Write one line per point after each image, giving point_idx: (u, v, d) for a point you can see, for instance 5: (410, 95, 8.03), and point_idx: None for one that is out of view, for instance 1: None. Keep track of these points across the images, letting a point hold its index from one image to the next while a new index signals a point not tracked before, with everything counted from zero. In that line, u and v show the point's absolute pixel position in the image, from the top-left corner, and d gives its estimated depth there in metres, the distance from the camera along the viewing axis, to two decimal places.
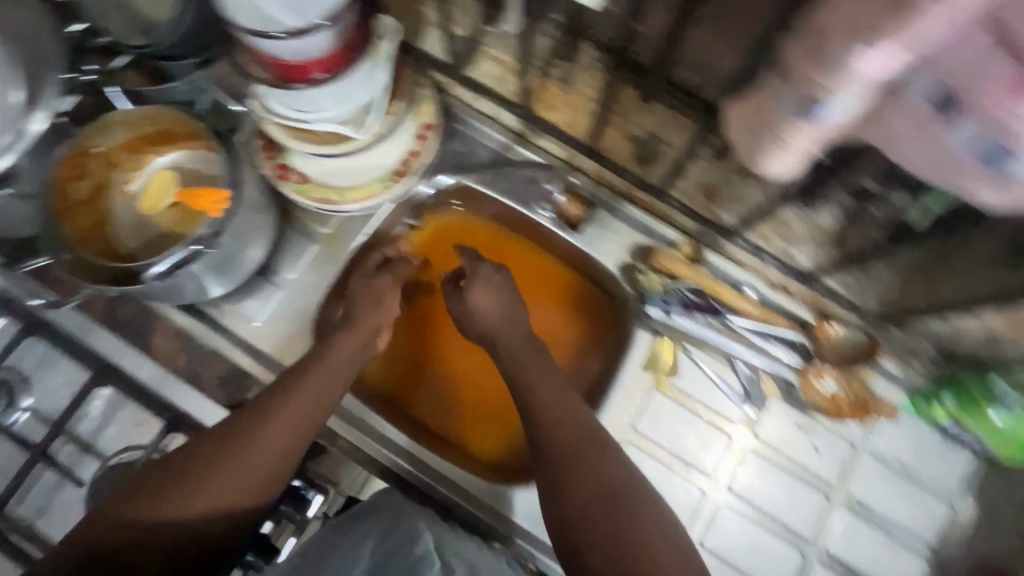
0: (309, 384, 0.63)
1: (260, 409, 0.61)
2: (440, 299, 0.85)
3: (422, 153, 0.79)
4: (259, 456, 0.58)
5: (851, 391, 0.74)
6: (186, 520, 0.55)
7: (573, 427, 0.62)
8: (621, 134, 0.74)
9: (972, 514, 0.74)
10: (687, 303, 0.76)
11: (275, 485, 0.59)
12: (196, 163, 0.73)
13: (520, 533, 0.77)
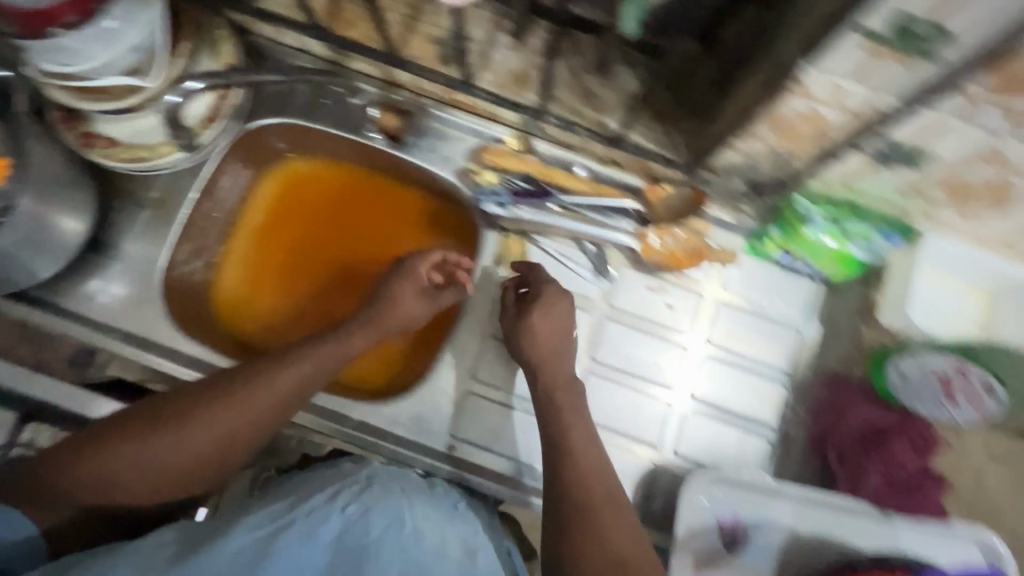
0: (325, 360, 0.67)
1: (273, 372, 0.64)
2: (301, 241, 0.88)
3: (230, 96, 0.76)
4: (242, 423, 0.63)
5: (686, 242, 0.77)
6: (163, 462, 0.61)
7: (609, 487, 0.63)
8: (426, 39, 0.74)
9: (816, 332, 0.78)
10: (516, 193, 0.78)
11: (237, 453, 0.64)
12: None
13: (403, 444, 0.75)
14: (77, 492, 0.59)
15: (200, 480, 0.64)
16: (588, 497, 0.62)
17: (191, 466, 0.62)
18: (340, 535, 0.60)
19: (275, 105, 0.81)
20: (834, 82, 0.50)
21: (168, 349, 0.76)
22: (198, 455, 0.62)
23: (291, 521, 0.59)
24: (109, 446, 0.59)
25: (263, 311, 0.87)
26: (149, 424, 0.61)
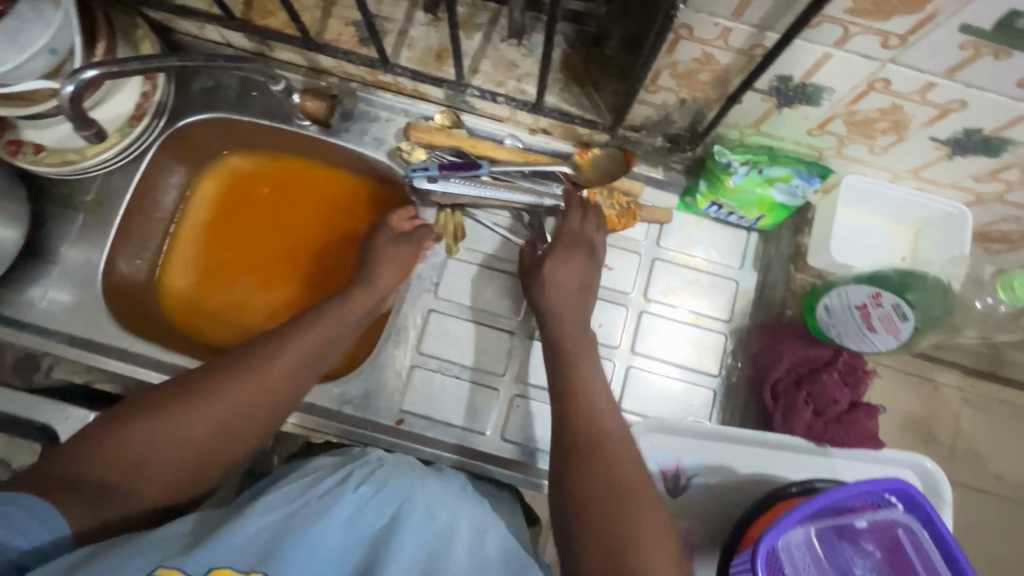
0: (334, 327, 0.65)
1: (287, 338, 0.61)
2: (244, 234, 0.88)
3: (154, 94, 0.75)
4: (265, 393, 0.58)
5: (616, 203, 0.78)
6: (179, 446, 0.53)
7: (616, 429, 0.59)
8: (343, 22, 0.76)
9: (755, 281, 0.79)
10: (444, 165, 0.77)
11: (258, 433, 0.58)
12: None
13: (356, 423, 0.76)
14: (80, 493, 0.49)
15: (214, 468, 0.56)
16: (608, 444, 0.57)
17: (209, 450, 0.55)
18: (359, 518, 0.52)
19: (204, 100, 0.82)
20: (718, 24, 0.51)
21: (112, 348, 0.76)
22: (215, 435, 0.55)
23: (304, 506, 0.51)
24: (124, 432, 0.52)
25: (209, 307, 0.86)
26: (159, 400, 0.54)
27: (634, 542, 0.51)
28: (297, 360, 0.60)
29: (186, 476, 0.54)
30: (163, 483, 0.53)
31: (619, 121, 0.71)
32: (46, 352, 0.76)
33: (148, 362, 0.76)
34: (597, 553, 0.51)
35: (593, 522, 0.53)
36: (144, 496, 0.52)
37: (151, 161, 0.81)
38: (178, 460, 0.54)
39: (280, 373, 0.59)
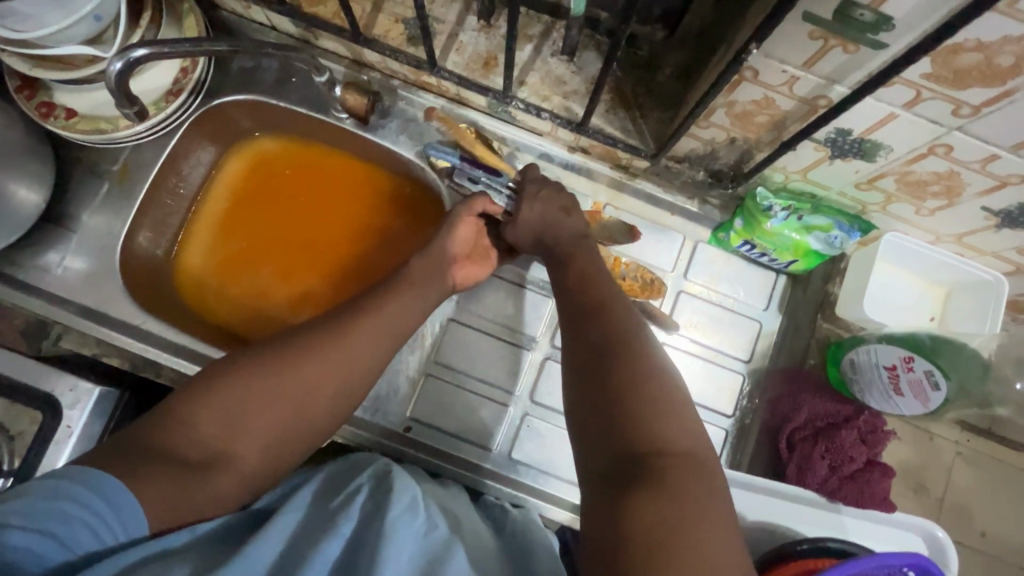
0: (410, 297, 0.62)
1: (359, 314, 0.59)
2: (279, 203, 0.86)
3: (193, 70, 0.73)
4: (345, 366, 0.56)
5: (640, 275, 0.77)
6: (265, 420, 0.51)
7: (608, 322, 0.57)
8: (393, 18, 0.74)
9: (778, 324, 0.78)
10: (468, 159, 0.76)
11: (340, 395, 0.55)
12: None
13: (362, 426, 0.75)
14: (169, 473, 0.47)
15: (301, 441, 0.54)
16: (604, 315, 0.57)
17: (290, 427, 0.53)
18: (362, 532, 0.48)
19: (243, 82, 0.81)
20: (786, 70, 0.50)
21: (124, 323, 0.75)
22: (288, 410, 0.52)
23: (313, 522, 0.49)
24: (208, 404, 0.50)
25: (232, 296, 0.84)
26: (245, 365, 0.53)
27: (637, 394, 0.50)
28: (376, 335, 0.58)
29: (273, 450, 0.52)
30: (252, 458, 0.51)
31: (663, 152, 0.69)
32: (55, 320, 0.75)
33: (158, 340, 0.75)
34: (590, 425, 0.51)
35: (588, 384, 0.53)
36: (235, 471, 0.50)
37: (183, 138, 0.80)
38: (249, 420, 0.51)
39: (358, 349, 0.56)
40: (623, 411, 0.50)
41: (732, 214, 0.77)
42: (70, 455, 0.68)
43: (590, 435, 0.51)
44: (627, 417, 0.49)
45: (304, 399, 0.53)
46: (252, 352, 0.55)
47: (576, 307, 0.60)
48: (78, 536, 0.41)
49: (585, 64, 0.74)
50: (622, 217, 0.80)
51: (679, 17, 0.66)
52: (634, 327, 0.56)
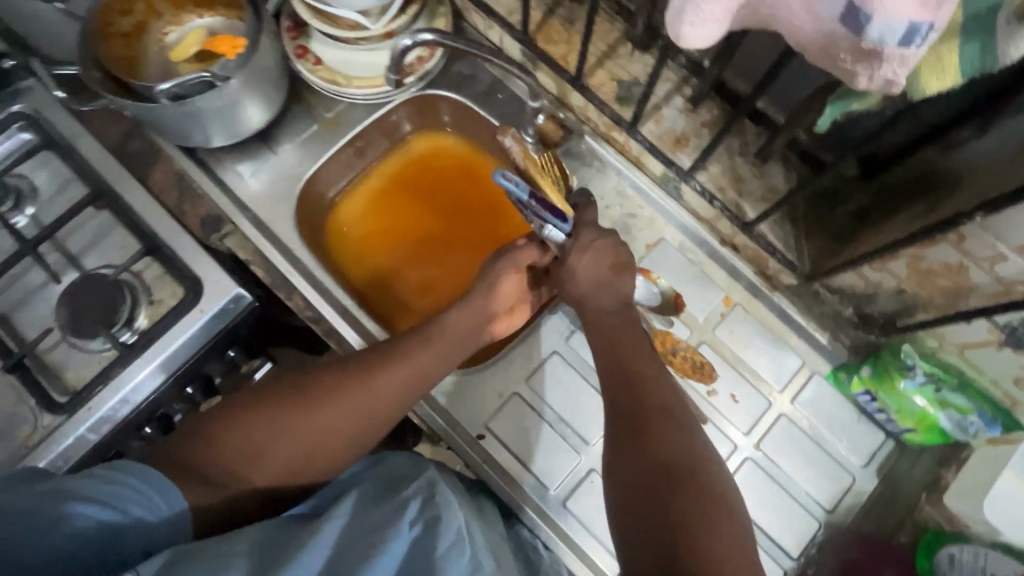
0: (438, 349, 0.66)
1: (386, 356, 0.64)
2: (427, 199, 0.93)
3: (427, 61, 0.84)
4: (364, 410, 0.62)
5: (689, 355, 0.80)
6: (277, 449, 0.59)
7: (675, 437, 0.58)
8: (610, 75, 0.81)
9: (873, 487, 0.76)
10: (535, 197, 0.64)
11: (349, 432, 0.61)
12: (224, 28, 0.81)
13: (443, 415, 0.79)
14: (195, 481, 0.55)
15: (313, 473, 0.61)
16: (664, 428, 0.58)
17: (303, 455, 0.59)
18: (409, 554, 0.52)
19: (456, 83, 0.89)
20: (997, 248, 0.51)
21: (282, 245, 0.83)
22: (298, 444, 0.59)
23: (362, 530, 0.53)
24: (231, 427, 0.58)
25: (364, 264, 0.91)
26: (271, 396, 0.61)
27: (702, 519, 0.51)
28: (392, 382, 0.63)
29: (287, 477, 0.59)
30: (265, 482, 0.58)
31: (820, 276, 0.73)
32: (229, 221, 0.83)
33: (302, 268, 0.82)
34: (650, 539, 0.52)
35: (646, 501, 0.54)
36: (244, 491, 0.57)
37: (390, 111, 0.89)
38: (261, 446, 0.58)
39: (380, 389, 0.62)
40: (691, 533, 0.51)
41: (861, 359, 0.76)
42: (198, 332, 0.79)
43: (641, 552, 0.52)
44: (689, 540, 0.50)
45: (313, 431, 0.60)
46: (279, 384, 0.63)
47: (630, 413, 0.60)
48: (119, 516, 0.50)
49: (771, 173, 0.75)
50: (748, 322, 0.81)
51: (876, 165, 0.62)
52: (691, 441, 0.58)
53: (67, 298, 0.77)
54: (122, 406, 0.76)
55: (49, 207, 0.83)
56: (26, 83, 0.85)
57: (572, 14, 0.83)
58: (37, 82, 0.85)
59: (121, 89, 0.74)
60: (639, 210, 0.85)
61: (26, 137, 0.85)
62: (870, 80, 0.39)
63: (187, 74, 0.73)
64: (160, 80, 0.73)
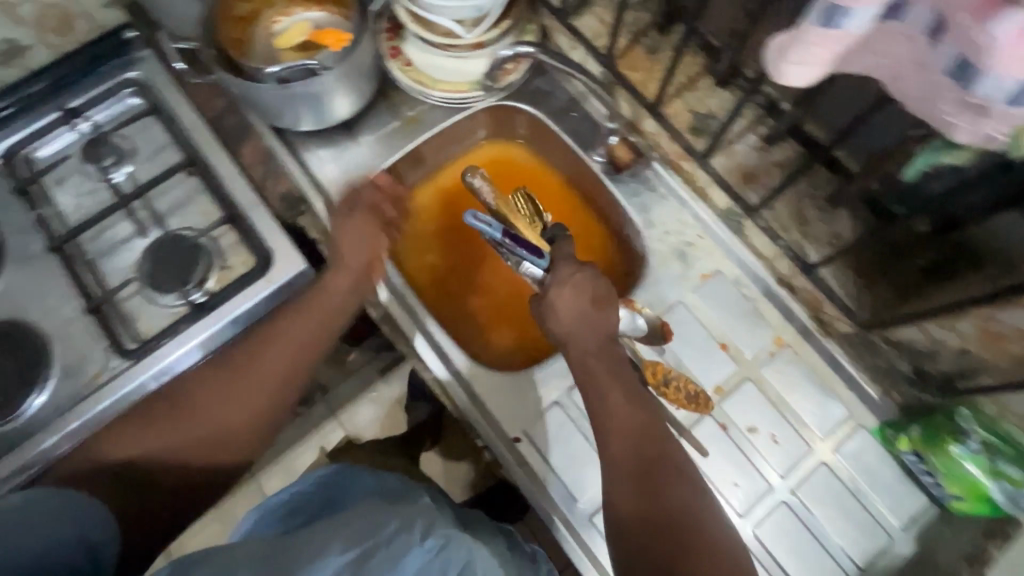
0: (287, 335, 0.75)
1: (250, 348, 0.74)
2: None
3: (511, 74, 0.89)
4: (243, 399, 0.71)
5: (685, 386, 0.79)
6: (168, 441, 0.68)
7: (664, 480, 0.61)
8: (686, 107, 0.83)
9: (910, 551, 0.74)
10: (509, 234, 0.75)
11: (233, 422, 0.70)
12: (329, 23, 0.86)
13: (484, 414, 0.80)
14: (141, 495, 0.65)
15: (228, 464, 0.70)
16: (658, 476, 0.62)
17: (201, 445, 0.68)
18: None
19: (533, 97, 0.93)
20: None
21: None
22: (193, 442, 0.68)
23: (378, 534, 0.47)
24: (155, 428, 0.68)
25: (419, 254, 0.95)
26: (161, 408, 0.70)
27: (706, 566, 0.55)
28: (262, 372, 0.73)
29: (193, 453, 0.68)
30: (175, 467, 0.67)
31: (879, 326, 0.72)
32: (306, 200, 0.88)
33: None
34: None
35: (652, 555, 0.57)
36: (180, 481, 0.67)
37: (472, 116, 0.92)
38: (169, 447, 0.67)
39: (253, 378, 0.72)
40: None
41: (909, 418, 0.74)
42: (262, 301, 0.82)
43: None
44: None
45: (201, 426, 0.69)
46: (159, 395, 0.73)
47: (627, 462, 0.63)
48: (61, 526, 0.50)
49: (837, 217, 0.76)
50: (796, 364, 0.80)
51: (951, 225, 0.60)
52: (684, 485, 0.62)
53: (149, 252, 0.83)
54: (181, 361, 0.80)
55: (146, 167, 0.90)
56: (142, 53, 0.93)
57: (656, 45, 0.86)
58: (152, 54, 0.93)
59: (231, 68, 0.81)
60: (698, 240, 0.86)
61: (135, 102, 0.92)
62: (974, 135, 0.40)
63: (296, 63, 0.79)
64: (272, 63, 0.79)
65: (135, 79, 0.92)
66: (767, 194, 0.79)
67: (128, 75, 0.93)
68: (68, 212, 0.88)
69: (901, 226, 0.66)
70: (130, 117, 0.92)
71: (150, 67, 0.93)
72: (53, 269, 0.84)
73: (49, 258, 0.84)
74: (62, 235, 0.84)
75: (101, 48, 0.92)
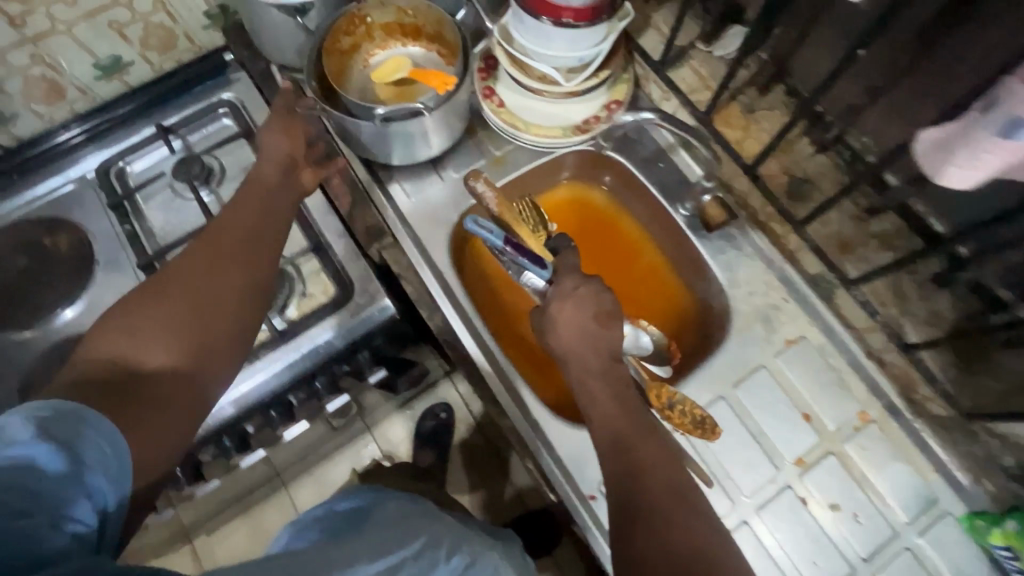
0: (260, 208, 0.70)
1: (220, 227, 0.67)
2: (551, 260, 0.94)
3: (604, 121, 0.88)
4: (240, 231, 0.67)
5: (689, 412, 0.76)
6: (116, 345, 0.54)
7: (658, 474, 0.62)
8: (783, 169, 0.83)
9: None
10: (508, 241, 0.74)
11: (230, 250, 0.65)
12: (429, 62, 0.87)
13: (558, 465, 0.80)
14: (121, 400, 0.51)
15: (215, 331, 0.60)
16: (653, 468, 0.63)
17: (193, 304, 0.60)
18: None
19: (619, 144, 0.92)
20: None
21: (434, 266, 0.87)
22: (196, 267, 0.62)
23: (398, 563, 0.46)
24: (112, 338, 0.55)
25: (483, 285, 0.93)
26: (124, 304, 0.58)
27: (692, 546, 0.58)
28: (263, 217, 0.69)
29: (190, 359, 0.57)
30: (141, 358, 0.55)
31: (987, 418, 0.71)
32: (390, 233, 0.88)
33: (447, 291, 0.86)
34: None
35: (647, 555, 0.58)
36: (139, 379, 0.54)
37: (564, 157, 0.92)
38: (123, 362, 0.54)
39: (248, 218, 0.68)
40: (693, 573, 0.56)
41: (1004, 511, 0.71)
42: (337, 333, 0.83)
43: None
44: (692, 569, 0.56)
45: (176, 288, 0.60)
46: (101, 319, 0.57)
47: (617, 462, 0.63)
48: (66, 470, 0.42)
49: (939, 296, 0.74)
50: (882, 442, 0.78)
51: None
52: (674, 468, 0.64)
53: None
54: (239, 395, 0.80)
55: (232, 189, 0.91)
56: (237, 75, 0.96)
57: (752, 103, 0.85)
58: (247, 76, 0.96)
59: (334, 101, 0.80)
60: (782, 303, 0.84)
61: (226, 123, 0.94)
62: None
63: (402, 108, 0.77)
64: (378, 105, 0.76)
65: (228, 99, 0.95)
66: (867, 269, 0.78)
67: (221, 96, 0.95)
68: (154, 227, 0.89)
69: (1015, 316, 0.65)
70: (220, 137, 0.94)
71: (243, 89, 0.96)
72: (138, 283, 0.85)
73: (134, 273, 0.85)
74: (150, 252, 0.86)
75: (194, 67, 0.95)
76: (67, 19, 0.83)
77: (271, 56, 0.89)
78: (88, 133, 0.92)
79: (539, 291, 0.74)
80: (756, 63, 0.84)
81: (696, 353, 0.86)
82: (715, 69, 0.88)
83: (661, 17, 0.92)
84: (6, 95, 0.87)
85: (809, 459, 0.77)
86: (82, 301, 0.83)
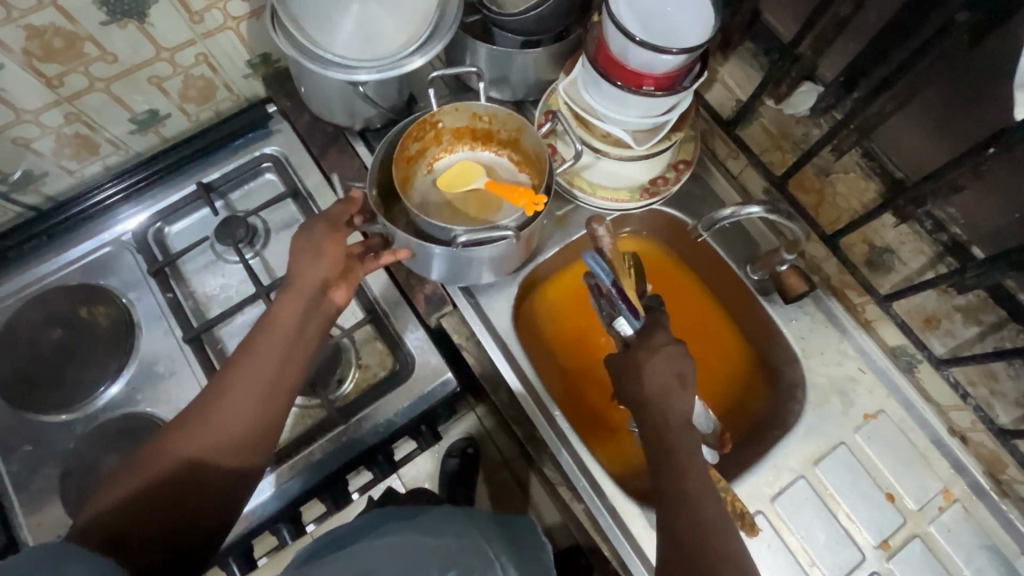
0: (292, 319, 0.63)
1: (249, 344, 0.62)
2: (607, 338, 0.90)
3: (672, 183, 0.84)
4: (269, 352, 0.61)
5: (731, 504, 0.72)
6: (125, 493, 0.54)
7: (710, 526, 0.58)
8: (863, 239, 0.81)
9: None
10: (616, 286, 0.69)
11: (251, 378, 0.60)
12: (502, 167, 0.83)
13: (642, 560, 0.73)
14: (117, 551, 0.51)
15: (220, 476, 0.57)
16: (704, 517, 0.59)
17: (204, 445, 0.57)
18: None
19: (681, 203, 0.88)
20: None
21: (498, 336, 0.82)
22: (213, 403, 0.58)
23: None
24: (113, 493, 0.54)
25: (545, 353, 0.88)
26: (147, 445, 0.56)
27: None
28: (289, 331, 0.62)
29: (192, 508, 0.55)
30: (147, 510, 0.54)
31: None
32: (450, 303, 0.83)
33: (512, 364, 0.81)
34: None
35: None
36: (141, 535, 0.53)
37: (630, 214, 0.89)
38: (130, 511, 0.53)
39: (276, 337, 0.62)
40: None
41: None
42: (398, 411, 0.79)
43: None
44: None
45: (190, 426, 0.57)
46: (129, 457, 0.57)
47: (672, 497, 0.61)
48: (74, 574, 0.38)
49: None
50: (968, 524, 0.75)
51: None
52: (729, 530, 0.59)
53: None
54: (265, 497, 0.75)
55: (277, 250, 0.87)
56: (279, 126, 0.91)
57: (828, 165, 0.82)
58: (289, 127, 0.91)
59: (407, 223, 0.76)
60: (859, 375, 0.81)
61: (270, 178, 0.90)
62: None
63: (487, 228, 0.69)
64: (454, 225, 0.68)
65: (271, 153, 0.90)
66: (958, 348, 0.75)
67: (263, 150, 0.90)
68: (197, 292, 0.84)
69: None
70: (264, 194, 0.90)
71: (286, 140, 0.91)
72: (183, 355, 0.80)
73: (179, 345, 0.81)
74: (195, 323, 0.81)
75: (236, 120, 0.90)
76: (103, 76, 0.77)
77: (321, 114, 0.84)
78: (125, 192, 0.87)
79: (625, 338, 0.69)
80: (829, 122, 0.81)
81: (770, 425, 0.83)
82: (788, 128, 0.84)
83: (727, 71, 0.89)
84: (38, 155, 0.81)
85: (896, 543, 0.75)
86: (125, 375, 0.79)
